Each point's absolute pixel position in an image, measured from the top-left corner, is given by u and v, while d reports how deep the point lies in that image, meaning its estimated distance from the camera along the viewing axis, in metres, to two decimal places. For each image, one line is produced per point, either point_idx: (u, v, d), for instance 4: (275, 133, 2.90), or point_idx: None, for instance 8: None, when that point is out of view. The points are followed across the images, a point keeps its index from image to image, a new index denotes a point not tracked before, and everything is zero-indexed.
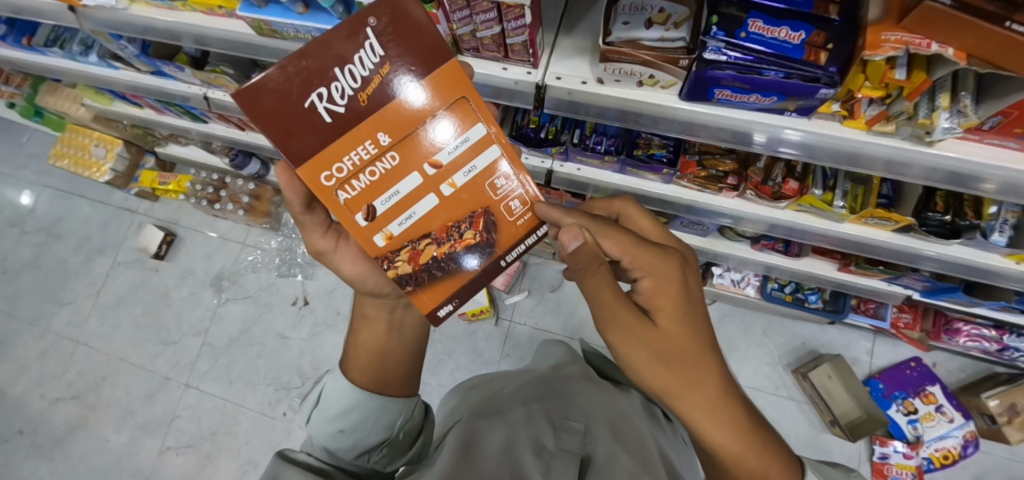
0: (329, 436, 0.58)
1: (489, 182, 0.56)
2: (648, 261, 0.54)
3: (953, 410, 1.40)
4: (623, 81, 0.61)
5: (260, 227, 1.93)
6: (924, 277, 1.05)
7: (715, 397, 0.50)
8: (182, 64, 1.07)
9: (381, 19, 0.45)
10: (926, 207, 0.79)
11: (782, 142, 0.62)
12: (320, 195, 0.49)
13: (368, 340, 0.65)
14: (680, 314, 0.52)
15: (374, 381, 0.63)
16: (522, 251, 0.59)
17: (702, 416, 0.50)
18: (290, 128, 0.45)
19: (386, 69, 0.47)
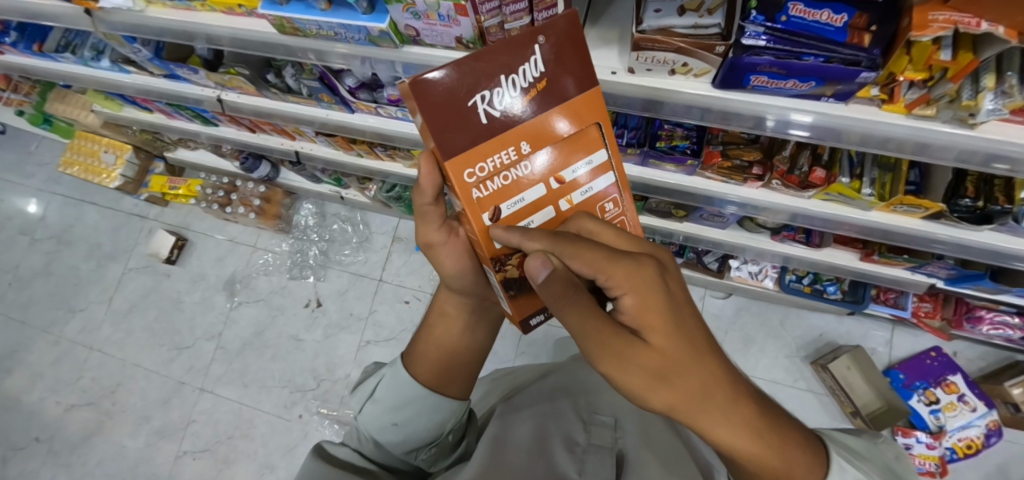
0: (381, 427, 0.60)
1: (600, 205, 0.53)
2: (624, 273, 0.40)
3: (976, 399, 1.37)
4: (654, 71, 0.61)
5: (271, 230, 1.93)
6: (950, 265, 1.03)
7: (740, 412, 0.39)
8: (195, 66, 1.06)
9: (549, 38, 0.43)
10: (956, 192, 0.78)
11: (792, 125, 0.62)
12: (458, 192, 0.46)
13: (439, 339, 0.64)
14: (673, 324, 0.40)
15: (437, 379, 0.62)
16: None
17: (733, 439, 0.39)
18: (447, 121, 0.42)
19: (543, 84, 0.44)
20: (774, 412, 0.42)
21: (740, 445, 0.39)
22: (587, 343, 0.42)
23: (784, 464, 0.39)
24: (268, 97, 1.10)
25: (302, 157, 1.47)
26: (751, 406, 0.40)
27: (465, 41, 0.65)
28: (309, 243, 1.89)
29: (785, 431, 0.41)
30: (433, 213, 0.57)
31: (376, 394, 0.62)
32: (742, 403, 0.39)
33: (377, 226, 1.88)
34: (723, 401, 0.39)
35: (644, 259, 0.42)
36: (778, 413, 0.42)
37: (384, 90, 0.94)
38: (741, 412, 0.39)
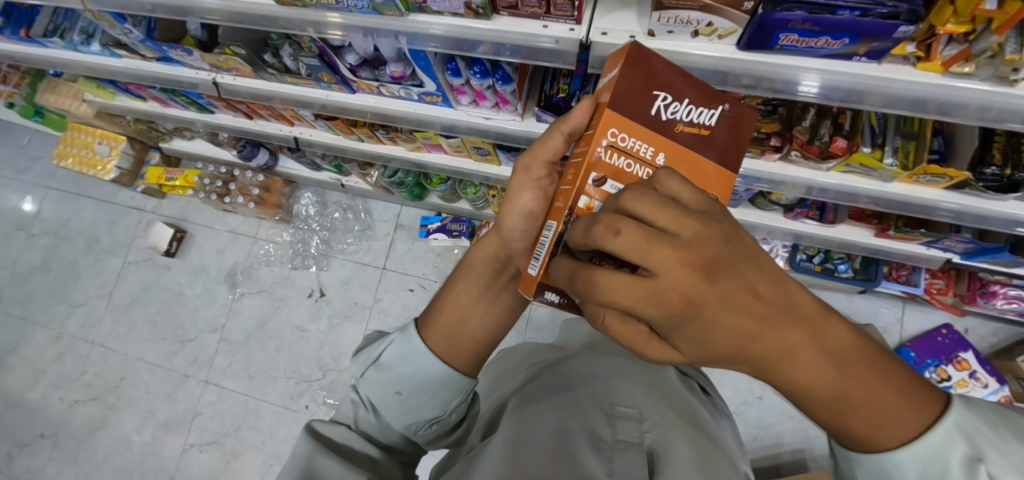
0: (384, 397, 0.56)
1: None
2: (645, 295, 0.29)
3: (987, 375, 1.36)
4: (676, 32, 0.58)
5: (272, 220, 1.90)
6: (968, 239, 1.00)
7: (821, 386, 0.31)
8: (189, 47, 1.02)
9: (729, 111, 0.48)
10: (982, 160, 0.75)
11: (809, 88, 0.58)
12: (597, 132, 0.46)
13: (456, 305, 0.61)
14: (719, 329, 0.30)
15: (447, 349, 0.58)
16: None
17: (815, 407, 0.32)
18: (636, 83, 0.46)
19: (705, 133, 0.48)
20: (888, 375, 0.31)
21: (819, 413, 0.32)
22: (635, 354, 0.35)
23: (884, 429, 0.31)
24: (264, 79, 1.07)
25: (301, 143, 1.43)
26: (833, 376, 0.31)
27: (473, 6, 0.61)
28: (311, 232, 1.86)
29: (886, 389, 0.31)
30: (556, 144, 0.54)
31: (382, 362, 0.58)
32: (826, 378, 0.30)
33: (379, 214, 1.85)
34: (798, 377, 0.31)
35: (666, 268, 0.28)
36: (877, 368, 0.31)
37: (386, 67, 0.90)
38: (826, 381, 0.31)
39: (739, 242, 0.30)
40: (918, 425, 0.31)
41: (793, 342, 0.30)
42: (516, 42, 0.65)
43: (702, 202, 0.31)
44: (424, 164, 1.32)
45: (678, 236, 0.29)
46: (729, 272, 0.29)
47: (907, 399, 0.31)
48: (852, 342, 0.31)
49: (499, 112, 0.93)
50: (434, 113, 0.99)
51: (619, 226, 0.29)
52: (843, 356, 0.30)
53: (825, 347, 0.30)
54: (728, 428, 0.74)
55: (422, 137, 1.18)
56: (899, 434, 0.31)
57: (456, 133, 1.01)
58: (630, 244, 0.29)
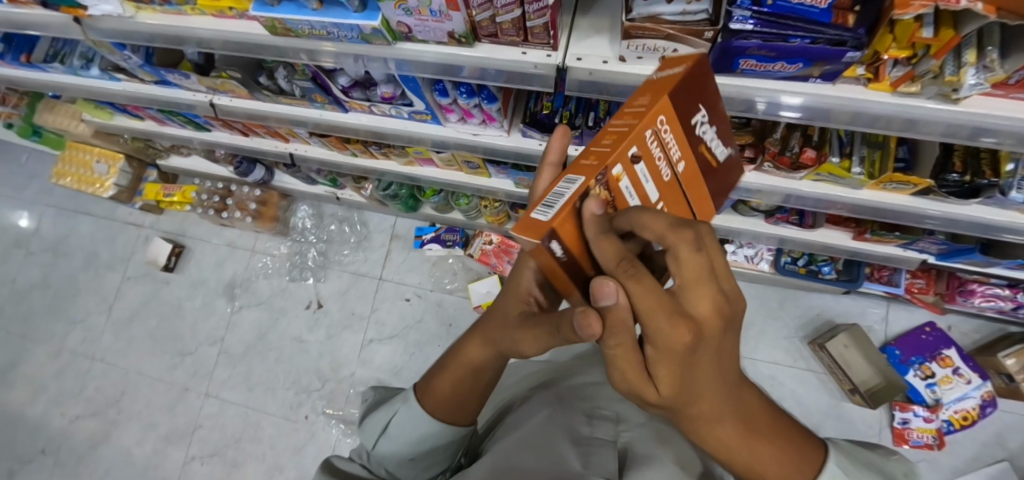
0: (399, 461, 0.60)
1: None
2: (675, 348, 0.29)
3: (970, 371, 1.40)
4: (645, 58, 0.61)
5: (268, 233, 1.93)
6: (941, 240, 1.05)
7: (734, 450, 0.36)
8: (187, 71, 1.06)
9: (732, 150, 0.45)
10: (944, 168, 0.79)
11: (782, 107, 0.63)
12: (646, 120, 0.33)
13: (460, 374, 0.58)
14: (690, 381, 0.32)
15: (447, 414, 0.59)
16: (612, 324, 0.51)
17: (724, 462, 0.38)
18: (691, 84, 0.36)
19: (714, 164, 0.43)
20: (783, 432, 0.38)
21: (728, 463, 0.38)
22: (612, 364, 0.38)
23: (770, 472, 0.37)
24: (260, 100, 1.11)
25: (296, 159, 1.47)
26: (752, 444, 0.36)
27: (456, 35, 0.65)
28: (307, 244, 1.89)
29: (787, 456, 0.37)
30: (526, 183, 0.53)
31: (389, 430, 0.60)
32: (744, 440, 0.36)
33: (375, 225, 1.89)
34: (716, 439, 0.35)
35: (700, 323, 0.29)
36: (781, 431, 0.38)
37: (377, 88, 0.94)
38: (744, 446, 0.36)
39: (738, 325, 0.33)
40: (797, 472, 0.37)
41: (726, 413, 0.35)
42: (497, 67, 0.69)
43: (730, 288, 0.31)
44: (416, 177, 1.35)
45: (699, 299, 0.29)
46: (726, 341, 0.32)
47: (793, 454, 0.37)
48: (769, 413, 0.38)
49: (487, 128, 0.97)
50: (424, 130, 1.03)
51: (701, 276, 0.28)
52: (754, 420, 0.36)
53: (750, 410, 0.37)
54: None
55: (414, 151, 1.22)
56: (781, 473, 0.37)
57: (446, 149, 1.05)
58: (655, 296, 0.28)
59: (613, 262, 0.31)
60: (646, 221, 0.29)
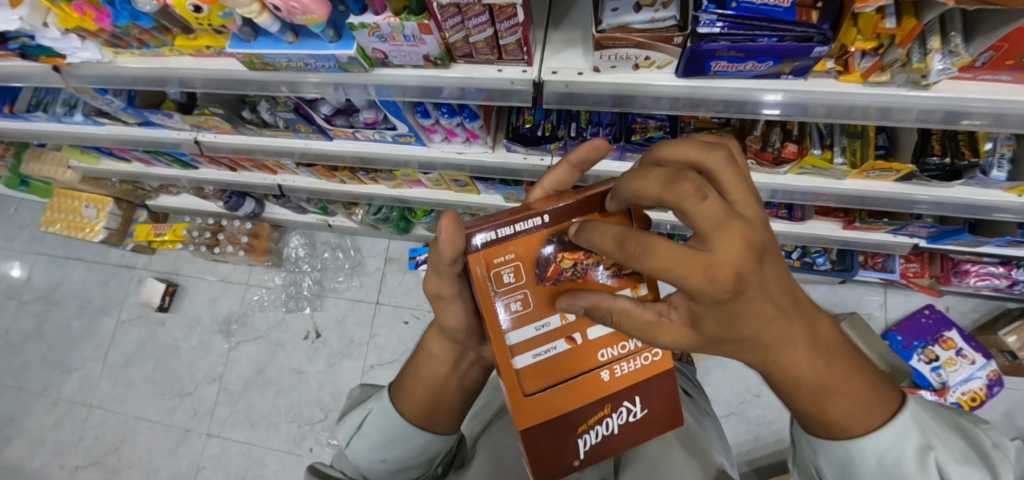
0: (371, 463, 0.62)
1: (530, 323, 0.48)
2: (702, 275, 0.30)
3: (973, 351, 1.40)
4: (619, 67, 0.63)
5: (262, 265, 1.92)
6: (929, 224, 1.05)
7: (813, 382, 0.40)
8: (170, 111, 1.07)
9: (623, 426, 0.50)
10: (924, 152, 0.79)
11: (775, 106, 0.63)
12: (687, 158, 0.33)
13: (428, 376, 0.62)
14: (752, 317, 0.34)
15: (421, 417, 0.61)
16: (502, 269, 0.47)
17: (802, 399, 0.42)
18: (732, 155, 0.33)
19: (608, 409, 0.49)
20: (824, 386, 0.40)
21: (807, 402, 0.42)
22: (640, 335, 0.40)
23: (807, 404, 0.42)
24: (245, 134, 1.11)
25: (285, 190, 1.47)
26: (828, 374, 0.40)
27: (432, 59, 0.66)
28: (302, 274, 1.88)
29: (853, 381, 0.41)
30: (563, 177, 0.52)
31: (364, 428, 0.62)
32: (821, 369, 0.40)
33: (368, 249, 1.88)
34: (798, 373, 0.40)
35: (736, 258, 0.30)
36: (853, 359, 0.42)
37: (359, 114, 0.95)
38: (824, 372, 0.40)
39: (775, 285, 0.35)
40: (828, 411, 0.42)
41: (802, 339, 0.38)
42: (475, 87, 0.70)
43: (768, 251, 0.33)
44: (406, 198, 1.35)
45: (744, 215, 0.31)
46: (768, 295, 0.34)
47: (821, 397, 0.41)
48: (834, 340, 0.41)
49: (471, 146, 0.98)
50: (409, 152, 1.03)
51: (731, 232, 0.30)
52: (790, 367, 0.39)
53: (821, 338, 0.40)
54: (713, 429, 0.73)
55: (402, 174, 1.22)
56: (818, 410, 0.42)
57: (434, 169, 1.05)
58: (714, 206, 0.29)
59: (619, 243, 0.34)
60: (674, 152, 0.34)
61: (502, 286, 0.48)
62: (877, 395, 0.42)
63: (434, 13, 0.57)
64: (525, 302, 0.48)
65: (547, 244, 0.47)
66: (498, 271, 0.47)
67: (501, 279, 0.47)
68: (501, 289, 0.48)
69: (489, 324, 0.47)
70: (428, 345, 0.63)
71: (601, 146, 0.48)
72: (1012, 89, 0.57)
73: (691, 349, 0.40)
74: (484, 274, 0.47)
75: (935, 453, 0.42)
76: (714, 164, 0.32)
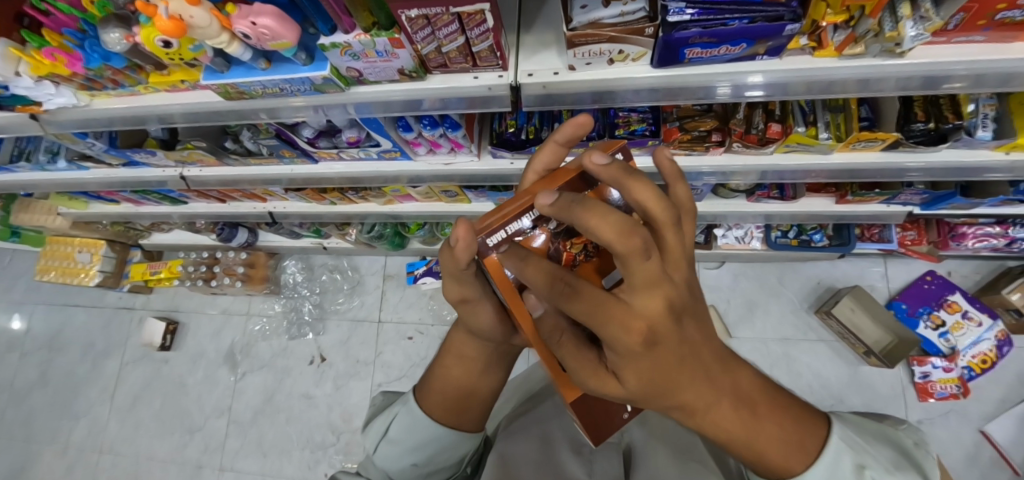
0: (402, 468, 0.61)
1: None
2: (618, 321, 0.30)
3: (979, 313, 1.39)
4: (594, 63, 0.62)
5: (261, 294, 1.90)
6: (921, 190, 1.04)
7: (737, 435, 0.37)
8: (152, 148, 1.06)
9: None
10: (908, 119, 0.79)
11: (748, 87, 0.63)
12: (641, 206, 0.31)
13: (458, 379, 0.60)
14: (672, 370, 0.33)
15: (449, 416, 0.60)
16: (515, 269, 0.45)
17: (736, 452, 0.39)
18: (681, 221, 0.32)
19: None
20: (750, 442, 0.38)
21: (739, 454, 0.39)
22: (572, 372, 0.38)
23: (739, 451, 0.39)
24: (230, 165, 1.11)
25: (277, 217, 1.46)
26: (757, 429, 0.37)
27: (407, 71, 0.66)
28: (300, 299, 1.86)
29: (792, 441, 0.38)
30: (552, 156, 0.51)
31: (392, 434, 0.62)
32: (747, 423, 0.37)
33: (365, 268, 1.87)
34: (727, 430, 0.37)
35: (653, 314, 0.30)
36: (789, 411, 0.39)
37: (341, 134, 0.94)
38: (750, 431, 0.37)
39: (690, 338, 0.34)
40: (762, 457, 0.38)
41: (726, 393, 0.36)
42: (453, 96, 0.69)
43: (686, 309, 0.33)
44: (398, 214, 1.34)
45: (672, 276, 0.31)
46: (682, 345, 0.33)
47: (752, 448, 0.38)
48: (766, 395, 0.39)
49: (456, 156, 0.97)
50: (397, 168, 1.02)
51: (653, 291, 0.30)
52: (709, 416, 0.37)
53: (751, 397, 0.38)
54: None
55: (391, 190, 1.21)
56: (751, 459, 0.39)
57: (422, 182, 1.05)
58: (648, 270, 0.28)
59: (549, 284, 0.33)
60: (593, 230, 0.28)
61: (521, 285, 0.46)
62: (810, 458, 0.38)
63: (404, 27, 0.56)
64: None
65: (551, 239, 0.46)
66: (515, 271, 0.46)
67: (522, 278, 0.46)
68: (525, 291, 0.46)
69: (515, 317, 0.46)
70: (458, 347, 0.60)
71: (587, 124, 0.46)
72: (986, 48, 0.57)
73: (619, 400, 0.38)
74: (504, 277, 0.45)
75: (871, 471, 0.39)
76: (624, 253, 0.27)
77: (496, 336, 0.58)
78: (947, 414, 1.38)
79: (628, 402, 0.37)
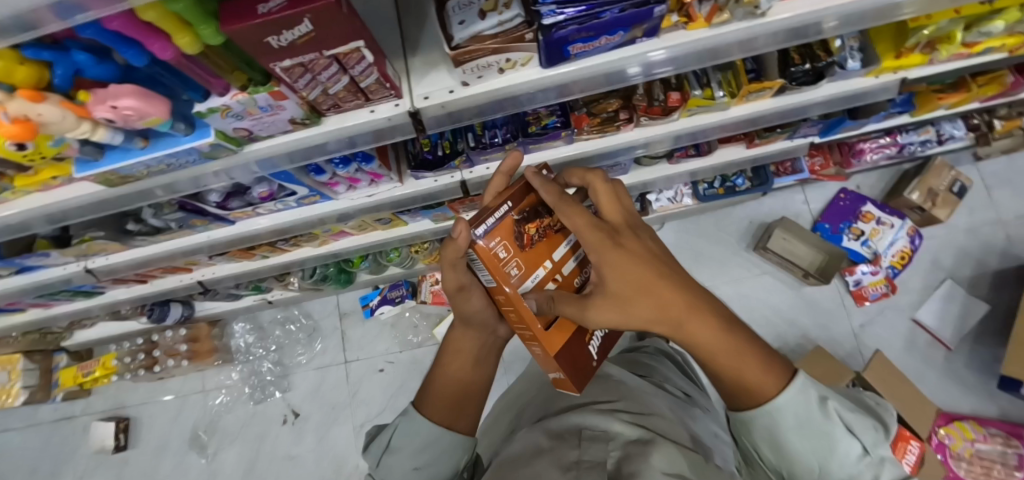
0: (403, 474, 0.60)
1: (526, 279, 0.58)
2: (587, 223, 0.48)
3: (890, 216, 1.53)
4: (486, 75, 0.62)
5: (214, 366, 1.77)
6: (816, 122, 1.14)
7: (716, 347, 0.43)
8: (45, 249, 0.96)
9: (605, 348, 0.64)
10: (788, 64, 0.85)
11: (653, 65, 0.65)
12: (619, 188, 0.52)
13: (455, 374, 0.66)
14: (641, 264, 0.45)
15: (448, 413, 0.63)
16: (494, 245, 0.56)
17: (718, 373, 0.44)
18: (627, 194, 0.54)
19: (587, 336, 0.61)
20: (732, 355, 0.43)
21: (725, 373, 0.44)
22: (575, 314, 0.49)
23: (725, 369, 0.44)
24: (140, 246, 1.03)
25: (208, 284, 1.36)
26: (733, 343, 0.43)
27: (298, 120, 0.63)
28: (258, 360, 1.75)
29: (764, 362, 0.45)
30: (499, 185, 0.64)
31: (393, 443, 0.62)
32: (726, 336, 0.43)
33: (319, 312, 1.77)
34: (708, 343, 0.43)
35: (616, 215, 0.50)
36: (758, 341, 0.46)
37: (252, 191, 0.89)
38: (728, 343, 0.43)
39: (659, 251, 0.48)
40: (743, 374, 0.44)
41: (703, 306, 0.44)
42: (355, 134, 0.67)
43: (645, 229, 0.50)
44: (338, 252, 1.29)
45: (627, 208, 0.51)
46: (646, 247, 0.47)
47: (734, 357, 0.43)
48: (737, 323, 0.45)
49: (379, 186, 0.94)
50: (321, 211, 0.98)
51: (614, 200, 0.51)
52: (687, 327, 0.43)
53: (725, 320, 0.44)
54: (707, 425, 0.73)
55: (322, 231, 1.16)
56: (736, 378, 0.44)
57: (352, 218, 1.01)
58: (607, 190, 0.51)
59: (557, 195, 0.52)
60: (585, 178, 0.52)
61: (500, 259, 0.56)
62: (781, 380, 0.44)
63: (282, 78, 0.54)
64: (520, 267, 0.57)
65: (516, 223, 0.58)
66: (493, 247, 0.56)
67: (497, 256, 0.56)
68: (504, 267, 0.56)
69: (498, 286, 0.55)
70: (453, 344, 0.67)
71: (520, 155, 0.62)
72: None
73: (614, 323, 0.46)
74: (487, 253, 0.55)
75: (832, 401, 0.44)
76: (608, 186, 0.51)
77: (484, 324, 0.67)
78: (883, 311, 1.53)
79: (621, 325, 0.45)
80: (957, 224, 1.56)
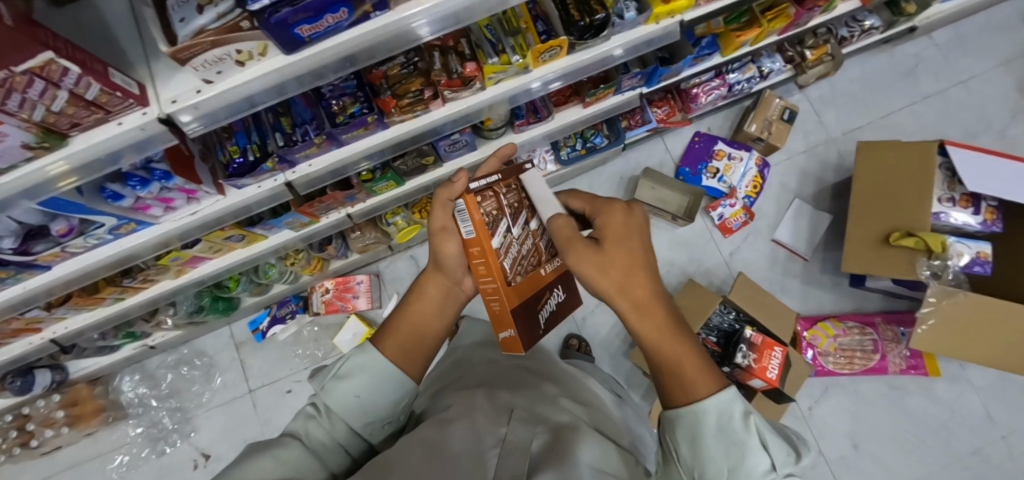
0: (345, 400, 0.55)
1: (506, 225, 0.73)
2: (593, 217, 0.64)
3: (737, 151, 1.68)
4: (225, 70, 0.61)
5: (106, 427, 1.64)
6: (634, 74, 1.22)
7: (663, 334, 0.55)
8: None
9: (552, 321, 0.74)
10: (569, 22, 0.92)
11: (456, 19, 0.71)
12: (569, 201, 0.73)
13: (414, 318, 0.70)
14: (627, 255, 0.58)
15: (400, 353, 0.63)
16: (481, 191, 0.73)
17: (658, 359, 0.55)
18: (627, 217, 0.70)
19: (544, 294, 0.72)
20: (676, 344, 0.54)
21: (663, 357, 0.54)
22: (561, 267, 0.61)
23: (666, 356, 0.54)
24: None
25: (64, 340, 1.24)
26: (677, 347, 0.54)
27: (32, 145, 0.58)
28: (155, 410, 1.65)
29: (700, 368, 0.54)
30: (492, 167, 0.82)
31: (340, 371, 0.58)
32: (672, 339, 0.55)
33: (213, 347, 1.70)
34: (655, 332, 0.55)
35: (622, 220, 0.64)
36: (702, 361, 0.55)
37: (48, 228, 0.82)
38: (673, 341, 0.54)
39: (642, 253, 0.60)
40: (684, 367, 0.53)
41: (659, 305, 0.56)
42: (114, 149, 0.63)
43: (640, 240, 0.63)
44: (200, 280, 1.24)
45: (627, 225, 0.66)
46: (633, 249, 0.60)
47: (673, 344, 0.54)
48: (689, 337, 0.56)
49: (198, 202, 0.92)
50: (143, 238, 0.94)
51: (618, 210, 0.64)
52: (643, 308, 0.55)
53: (678, 329, 0.56)
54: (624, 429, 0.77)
55: (170, 260, 1.11)
56: (672, 363, 0.54)
57: (196, 235, 0.99)
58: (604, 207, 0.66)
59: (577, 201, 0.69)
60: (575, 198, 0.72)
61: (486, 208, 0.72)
62: (714, 389, 0.52)
63: None
64: (505, 216, 0.73)
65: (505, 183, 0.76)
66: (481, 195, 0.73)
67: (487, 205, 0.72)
68: (493, 211, 0.72)
69: (479, 226, 0.69)
70: (421, 288, 0.74)
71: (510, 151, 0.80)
72: None
73: (591, 283, 0.58)
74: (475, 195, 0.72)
75: (752, 416, 0.49)
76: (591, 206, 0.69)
77: (455, 273, 0.77)
78: (746, 238, 1.68)
79: (596, 289, 0.58)
80: (795, 150, 1.75)
